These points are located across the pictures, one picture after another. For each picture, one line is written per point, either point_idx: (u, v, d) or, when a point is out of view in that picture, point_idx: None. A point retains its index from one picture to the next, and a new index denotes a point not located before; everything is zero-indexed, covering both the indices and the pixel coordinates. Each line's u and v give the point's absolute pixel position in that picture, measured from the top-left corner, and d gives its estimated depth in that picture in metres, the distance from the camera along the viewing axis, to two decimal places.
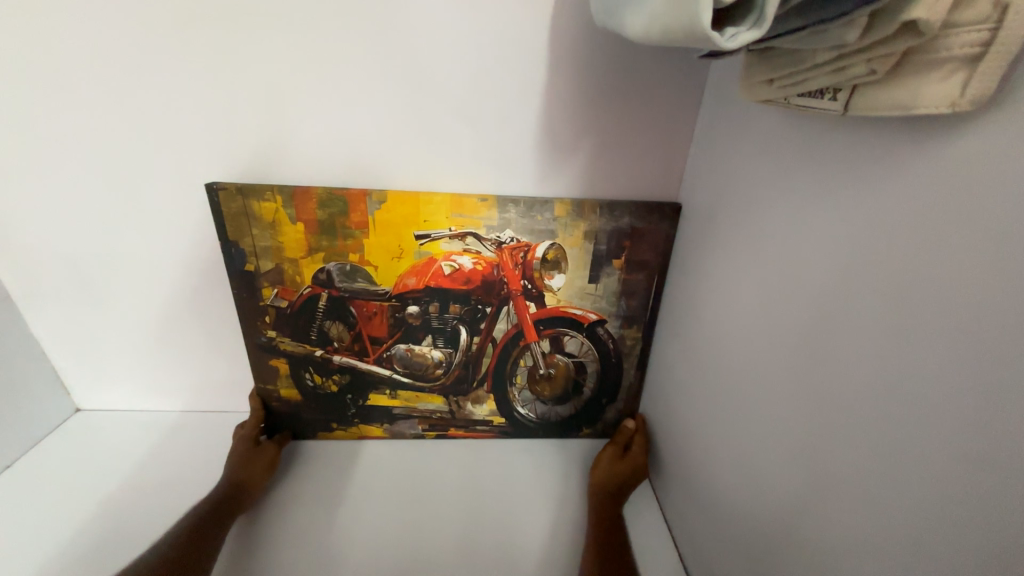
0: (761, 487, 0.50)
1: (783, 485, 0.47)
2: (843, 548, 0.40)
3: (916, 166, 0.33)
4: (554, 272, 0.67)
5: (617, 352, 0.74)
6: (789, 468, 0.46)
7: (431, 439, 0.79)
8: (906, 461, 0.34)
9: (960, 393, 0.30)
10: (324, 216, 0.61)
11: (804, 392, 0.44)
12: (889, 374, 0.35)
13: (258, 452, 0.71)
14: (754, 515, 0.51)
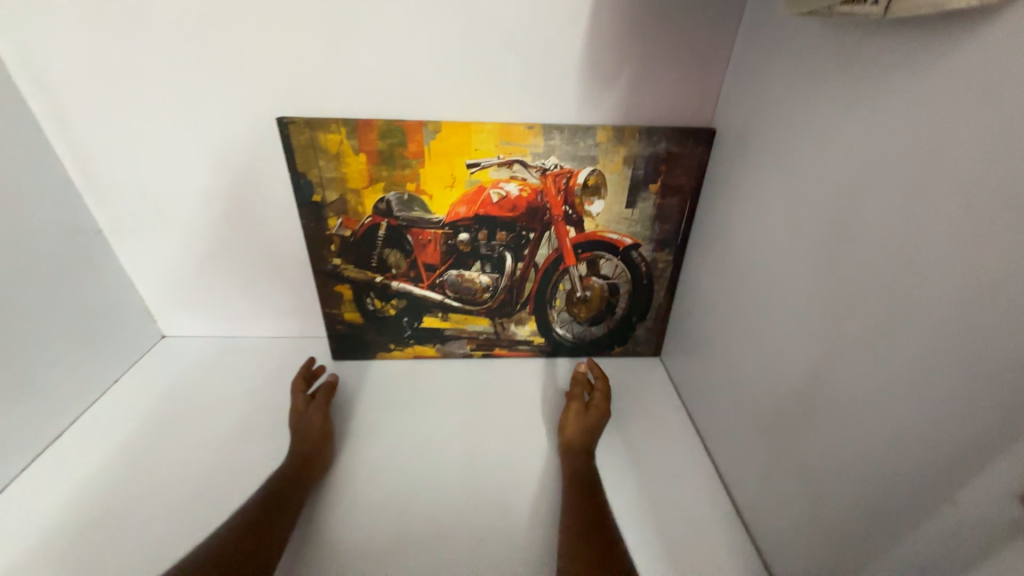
0: (778, 374, 0.58)
1: (798, 369, 0.54)
2: (842, 408, 0.47)
3: (947, 62, 0.37)
4: (593, 197, 0.72)
5: (649, 275, 0.80)
6: (807, 353, 0.53)
7: (478, 358, 0.88)
8: (906, 324, 0.40)
9: (961, 259, 0.36)
10: (384, 147, 0.66)
11: (824, 285, 0.50)
12: (901, 255, 0.41)
13: (308, 418, 0.72)
14: (768, 401, 0.59)
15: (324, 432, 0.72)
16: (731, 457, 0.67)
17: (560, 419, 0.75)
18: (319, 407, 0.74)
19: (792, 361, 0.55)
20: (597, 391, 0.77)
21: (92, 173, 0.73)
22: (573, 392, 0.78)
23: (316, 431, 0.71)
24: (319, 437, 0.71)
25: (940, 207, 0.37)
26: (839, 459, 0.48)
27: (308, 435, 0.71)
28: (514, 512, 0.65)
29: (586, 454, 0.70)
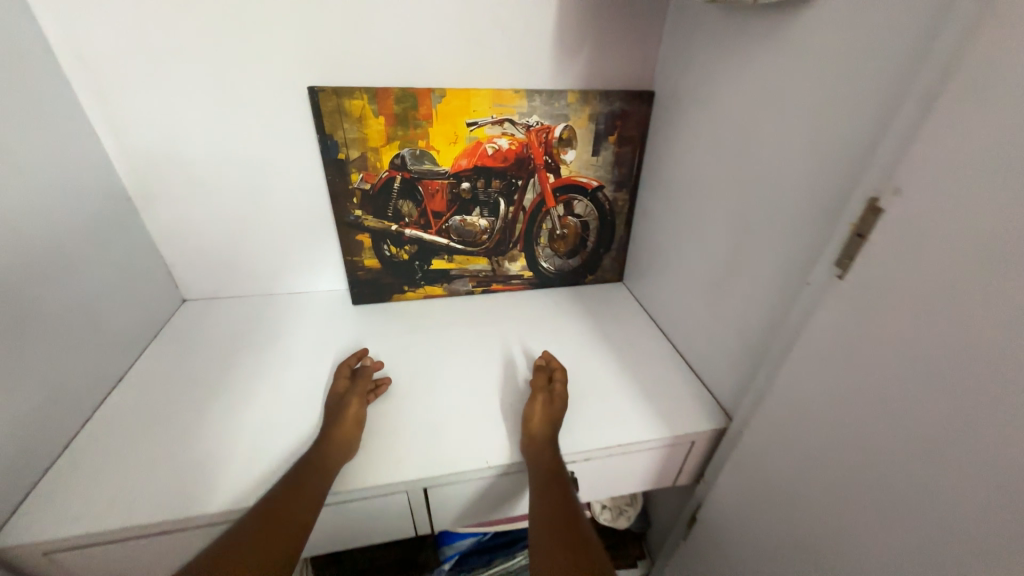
0: (708, 261, 0.80)
1: (719, 253, 0.76)
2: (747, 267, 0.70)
3: (782, 31, 0.59)
4: (566, 148, 0.91)
5: (612, 212, 1.02)
6: (724, 239, 0.75)
7: (479, 294, 1.05)
8: (775, 199, 0.63)
9: (796, 151, 0.58)
10: (400, 110, 0.81)
11: (730, 189, 0.72)
12: (768, 157, 0.63)
13: (341, 408, 0.71)
14: (703, 284, 0.82)
15: (354, 424, 0.70)
16: (679, 334, 0.90)
17: (524, 411, 0.72)
18: (356, 393, 0.74)
19: (716, 249, 0.77)
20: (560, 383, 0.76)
21: (126, 142, 0.81)
22: (536, 383, 0.75)
23: (347, 419, 0.70)
24: (347, 426, 0.69)
25: (786, 122, 0.60)
26: (747, 302, 0.70)
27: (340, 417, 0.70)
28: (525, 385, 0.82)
29: (553, 445, 0.68)
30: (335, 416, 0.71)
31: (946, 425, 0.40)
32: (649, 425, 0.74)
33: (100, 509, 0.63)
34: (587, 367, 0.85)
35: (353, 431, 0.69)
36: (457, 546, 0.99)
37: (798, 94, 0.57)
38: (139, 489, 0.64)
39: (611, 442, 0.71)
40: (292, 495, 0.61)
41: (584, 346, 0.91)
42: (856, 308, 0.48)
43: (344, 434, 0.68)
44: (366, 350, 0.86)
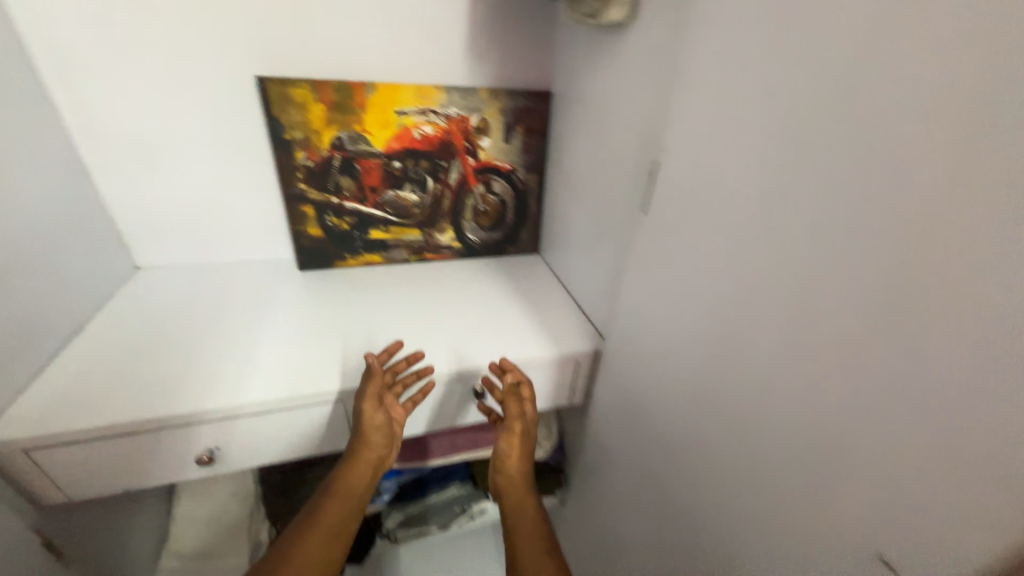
0: (588, 221, 1.00)
1: (592, 214, 0.97)
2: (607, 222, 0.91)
3: (616, 43, 0.81)
4: (482, 135, 1.10)
5: (525, 191, 1.21)
6: (595, 203, 0.96)
7: (414, 262, 1.20)
8: (617, 166, 0.84)
9: (626, 130, 0.80)
10: (337, 98, 0.97)
11: (597, 163, 0.93)
12: (614, 135, 0.85)
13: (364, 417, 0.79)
14: (586, 240, 1.02)
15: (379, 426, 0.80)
16: (573, 286, 1.10)
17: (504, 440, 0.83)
18: (377, 398, 0.80)
19: (591, 210, 0.98)
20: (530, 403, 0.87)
21: (86, 118, 0.91)
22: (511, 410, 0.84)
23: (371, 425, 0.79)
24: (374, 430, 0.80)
25: (621, 109, 0.82)
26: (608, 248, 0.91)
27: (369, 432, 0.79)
28: (446, 325, 0.98)
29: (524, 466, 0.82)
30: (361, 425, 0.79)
31: (700, 294, 0.61)
32: (544, 350, 0.93)
33: (82, 414, 0.73)
34: (500, 312, 1.03)
35: (379, 433, 0.80)
36: (397, 478, 1.12)
37: (626, 89, 0.79)
38: (106, 405, 0.75)
39: (511, 360, 0.90)
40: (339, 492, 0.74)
41: (499, 297, 1.09)
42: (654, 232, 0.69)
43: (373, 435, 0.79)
44: (400, 341, 0.86)
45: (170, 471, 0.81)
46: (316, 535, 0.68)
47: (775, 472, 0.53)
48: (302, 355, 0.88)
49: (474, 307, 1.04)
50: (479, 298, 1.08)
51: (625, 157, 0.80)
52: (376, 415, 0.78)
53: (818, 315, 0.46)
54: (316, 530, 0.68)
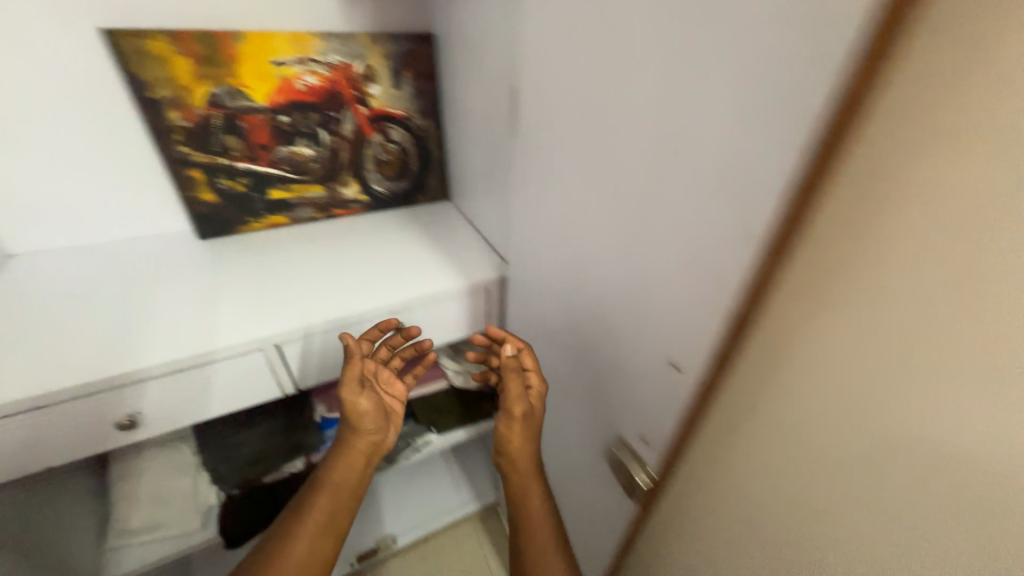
0: (479, 156, 1.05)
1: (480, 148, 1.03)
2: (492, 154, 0.96)
3: None
4: (370, 83, 1.10)
5: (424, 137, 1.23)
6: (481, 137, 1.01)
7: (322, 220, 1.21)
8: (490, 97, 0.89)
9: (492, 60, 0.85)
10: (203, 51, 0.93)
11: (477, 97, 0.98)
12: (484, 67, 0.89)
13: (355, 411, 0.79)
14: (479, 175, 1.08)
15: (372, 416, 0.81)
16: (477, 222, 1.16)
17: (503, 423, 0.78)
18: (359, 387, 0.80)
19: (480, 144, 1.03)
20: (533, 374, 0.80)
21: None
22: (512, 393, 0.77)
23: (361, 415, 0.79)
24: (366, 419, 0.80)
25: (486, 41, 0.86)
26: (496, 179, 0.97)
27: (357, 422, 0.79)
28: (357, 271, 1.02)
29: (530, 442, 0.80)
30: (351, 418, 0.79)
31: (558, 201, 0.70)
32: (452, 281, 1.00)
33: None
34: (411, 254, 1.08)
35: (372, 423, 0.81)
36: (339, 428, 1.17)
37: (487, 20, 0.83)
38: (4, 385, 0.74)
39: (422, 293, 0.97)
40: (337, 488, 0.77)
41: (408, 241, 1.13)
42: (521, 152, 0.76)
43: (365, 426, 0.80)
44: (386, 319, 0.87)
45: (106, 438, 0.84)
46: (305, 531, 0.73)
47: (607, 337, 0.62)
48: (212, 316, 0.89)
49: (385, 252, 1.09)
50: (390, 244, 1.12)
51: (495, 89, 0.85)
52: (362, 403, 0.79)
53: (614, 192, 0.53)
54: (306, 525, 0.73)
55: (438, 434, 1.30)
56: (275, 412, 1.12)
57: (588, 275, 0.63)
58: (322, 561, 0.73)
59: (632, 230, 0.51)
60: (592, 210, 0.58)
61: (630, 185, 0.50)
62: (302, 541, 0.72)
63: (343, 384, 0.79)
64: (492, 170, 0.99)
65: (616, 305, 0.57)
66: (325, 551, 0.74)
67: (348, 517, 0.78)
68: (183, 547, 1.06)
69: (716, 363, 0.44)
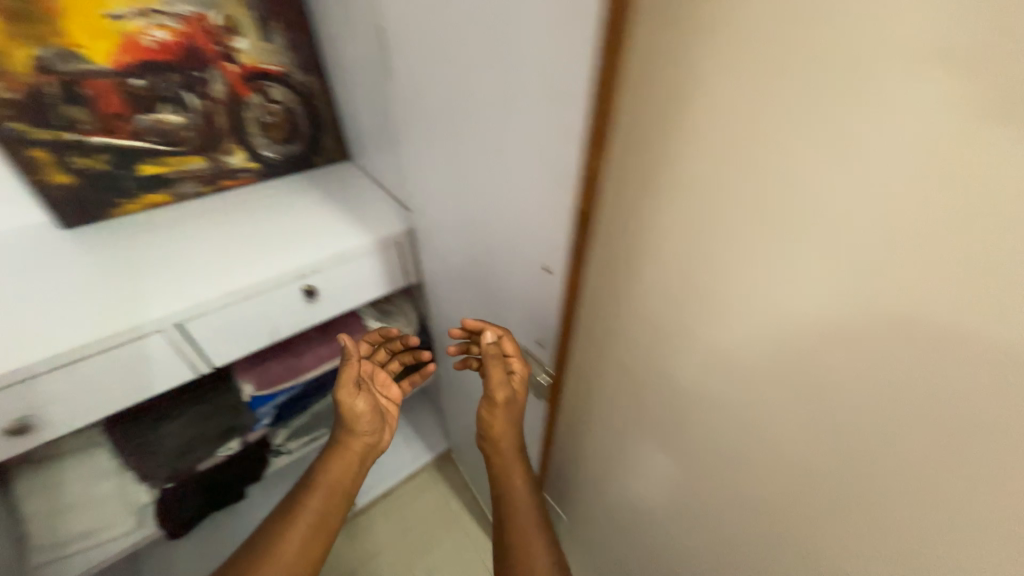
0: (367, 109, 1.02)
1: (367, 99, 1.00)
2: (377, 103, 0.95)
3: None
4: (233, 36, 1.01)
5: (310, 94, 1.16)
6: (365, 87, 0.98)
7: (210, 194, 1.12)
8: (364, 42, 0.87)
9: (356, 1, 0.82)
10: (13, 6, 0.81)
11: (353, 44, 0.94)
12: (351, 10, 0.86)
13: (351, 413, 0.81)
14: (372, 128, 1.05)
15: (366, 417, 0.82)
16: (380, 178, 1.14)
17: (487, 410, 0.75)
18: (352, 391, 0.81)
19: (365, 95, 1.00)
20: (517, 362, 0.73)
21: None
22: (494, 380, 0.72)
23: (356, 417, 0.81)
24: (362, 421, 0.82)
25: None
26: (386, 129, 0.96)
27: (353, 424, 0.81)
28: (257, 241, 0.98)
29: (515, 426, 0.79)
30: (346, 419, 0.81)
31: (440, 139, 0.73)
32: (360, 238, 1.00)
33: None
34: (313, 217, 1.05)
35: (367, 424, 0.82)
36: (270, 404, 1.14)
37: None
38: None
39: (330, 253, 0.96)
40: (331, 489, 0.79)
41: (309, 205, 1.10)
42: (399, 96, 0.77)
43: (360, 428, 0.82)
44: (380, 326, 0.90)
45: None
46: (297, 530, 0.75)
47: (499, 261, 0.67)
48: (93, 304, 0.83)
49: (285, 219, 1.05)
50: (290, 210, 1.08)
51: (365, 32, 0.83)
52: (359, 405, 0.81)
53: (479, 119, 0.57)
54: (297, 524, 0.75)
55: None
56: (197, 398, 1.08)
57: (475, 205, 0.67)
58: (312, 559, 0.75)
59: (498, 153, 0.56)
60: (466, 141, 0.61)
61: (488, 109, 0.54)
62: (293, 540, 0.74)
63: (340, 388, 0.81)
64: (381, 120, 0.97)
65: (498, 227, 0.63)
66: (315, 551, 0.75)
67: (338, 516, 0.79)
68: (132, 543, 1.05)
69: (571, 258, 0.52)
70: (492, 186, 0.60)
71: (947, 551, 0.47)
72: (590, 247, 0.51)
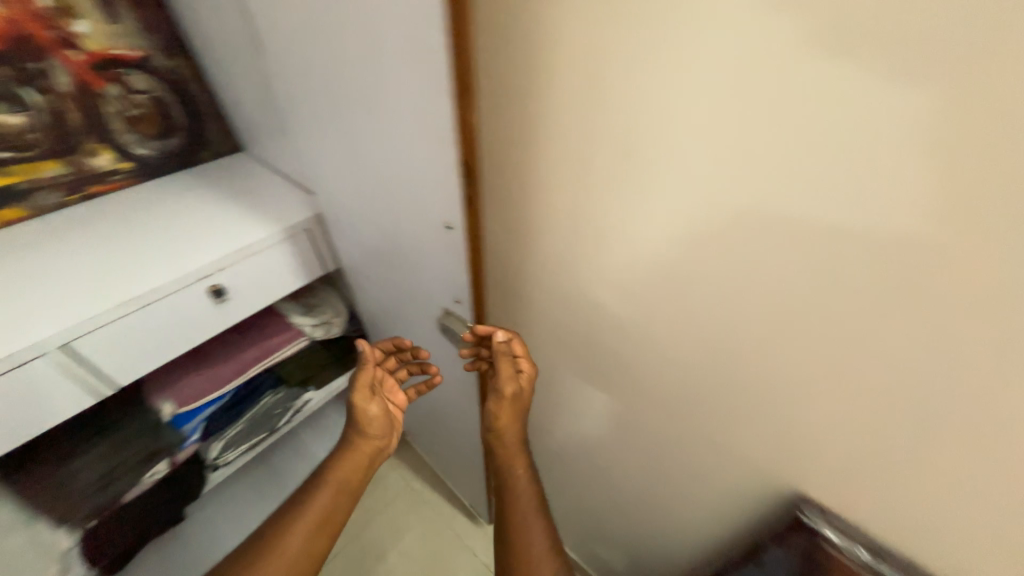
0: (248, 91, 0.96)
1: (245, 81, 0.94)
2: (257, 84, 0.89)
3: None
4: (70, 19, 0.89)
5: (179, 81, 1.06)
6: (240, 68, 0.92)
7: (78, 203, 1.00)
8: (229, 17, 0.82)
9: None
10: None
11: (218, 21, 0.87)
12: None
13: (362, 414, 0.80)
14: (258, 112, 0.99)
15: (374, 421, 0.81)
16: (278, 165, 1.08)
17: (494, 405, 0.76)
18: (364, 395, 0.80)
19: (243, 76, 0.93)
20: (524, 361, 0.75)
21: None
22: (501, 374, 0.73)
23: (365, 419, 0.80)
24: (371, 424, 0.80)
25: None
26: (271, 111, 0.92)
27: (365, 426, 0.80)
28: (146, 245, 0.90)
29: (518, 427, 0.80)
30: (357, 420, 0.80)
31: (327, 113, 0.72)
32: (265, 229, 0.95)
33: None
34: (208, 214, 0.98)
35: (375, 428, 0.81)
36: (196, 420, 1.08)
37: None
38: None
39: (234, 248, 0.91)
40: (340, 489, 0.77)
41: (201, 202, 1.02)
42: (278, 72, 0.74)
43: (369, 430, 0.80)
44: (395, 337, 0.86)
45: None
46: (301, 526, 0.73)
47: (408, 226, 0.69)
48: None
49: (176, 219, 0.96)
50: (180, 210, 1.00)
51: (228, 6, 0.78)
52: (373, 409, 0.79)
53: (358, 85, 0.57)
54: (299, 523, 0.73)
55: (315, 390, 1.27)
56: (111, 428, 1.00)
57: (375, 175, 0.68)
58: (312, 560, 0.72)
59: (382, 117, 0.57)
60: (353, 111, 0.61)
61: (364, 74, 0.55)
62: (294, 540, 0.71)
63: (355, 390, 0.80)
64: (265, 102, 0.92)
65: (400, 194, 0.65)
66: (317, 549, 0.73)
67: (342, 515, 0.77)
68: None
69: (466, 209, 0.55)
70: (386, 154, 0.61)
71: (796, 412, 0.57)
72: (479, 195, 0.55)
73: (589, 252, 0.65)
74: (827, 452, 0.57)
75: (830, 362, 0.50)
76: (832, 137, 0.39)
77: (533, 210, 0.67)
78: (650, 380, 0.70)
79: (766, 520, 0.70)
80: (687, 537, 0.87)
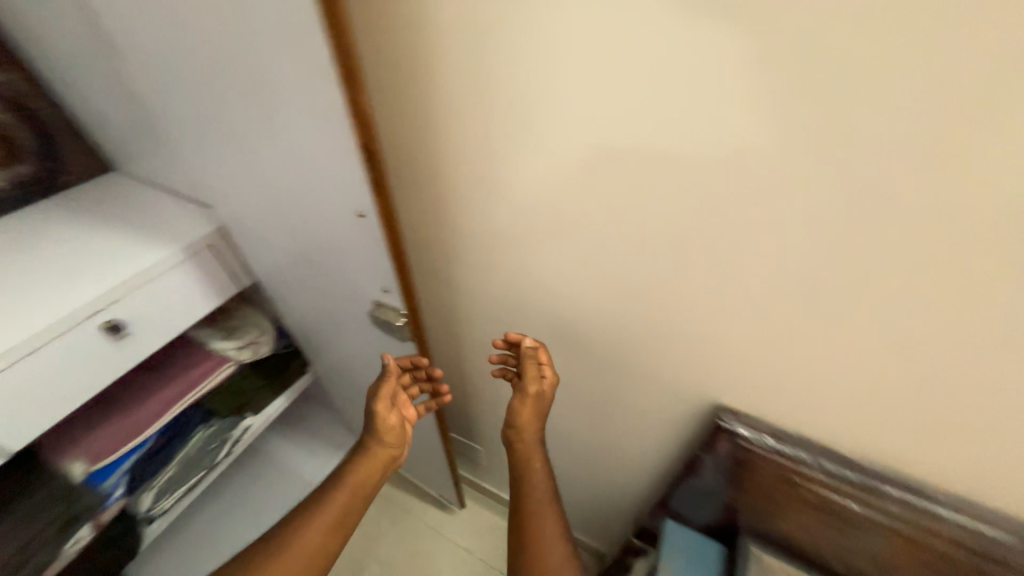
0: (106, 101, 0.86)
1: (100, 89, 0.84)
2: (116, 92, 0.80)
3: None
4: None
5: (14, 96, 0.92)
6: (92, 75, 0.82)
7: None
8: (67, 17, 0.72)
9: None
10: None
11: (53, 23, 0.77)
12: None
13: (380, 421, 0.79)
14: (123, 123, 0.89)
15: (391, 429, 0.80)
16: (161, 180, 0.99)
17: (516, 405, 0.79)
18: (383, 403, 0.79)
19: (96, 85, 0.83)
20: (548, 368, 0.79)
21: None
22: (525, 377, 0.78)
23: (382, 427, 0.79)
24: (387, 433, 0.80)
25: None
26: (139, 121, 0.83)
27: (382, 434, 0.79)
28: (12, 291, 0.78)
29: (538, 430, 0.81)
30: (374, 426, 0.80)
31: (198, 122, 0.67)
32: (161, 250, 0.87)
33: None
34: (86, 245, 0.87)
35: (389, 437, 0.80)
36: (116, 474, 0.97)
37: None
38: None
39: (127, 275, 0.82)
40: (354, 493, 0.76)
41: (73, 232, 0.90)
42: (140, 74, 0.68)
43: (386, 438, 0.80)
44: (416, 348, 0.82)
45: None
46: (315, 529, 0.72)
47: (318, 222, 0.68)
48: None
49: (46, 257, 0.84)
50: (48, 245, 0.87)
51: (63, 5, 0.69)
52: (392, 420, 0.79)
53: (235, 82, 0.55)
54: (315, 524, 0.72)
55: (253, 415, 1.20)
56: (8, 504, 0.84)
57: (273, 175, 0.65)
58: (319, 564, 0.71)
59: (269, 112, 0.56)
60: (238, 109, 0.59)
61: (240, 68, 0.53)
62: (309, 541, 0.71)
63: (375, 401, 0.79)
64: (130, 112, 0.83)
65: (307, 189, 0.64)
66: (327, 552, 0.72)
67: (355, 519, 0.76)
68: None
69: (375, 194, 0.56)
70: (284, 149, 0.60)
71: (699, 333, 0.65)
72: (385, 177, 0.56)
73: (505, 219, 0.69)
74: (728, 365, 0.66)
75: (717, 283, 0.58)
76: (679, 81, 0.45)
77: (449, 185, 0.70)
78: (580, 328, 0.76)
79: (694, 435, 0.79)
80: (638, 468, 0.95)
